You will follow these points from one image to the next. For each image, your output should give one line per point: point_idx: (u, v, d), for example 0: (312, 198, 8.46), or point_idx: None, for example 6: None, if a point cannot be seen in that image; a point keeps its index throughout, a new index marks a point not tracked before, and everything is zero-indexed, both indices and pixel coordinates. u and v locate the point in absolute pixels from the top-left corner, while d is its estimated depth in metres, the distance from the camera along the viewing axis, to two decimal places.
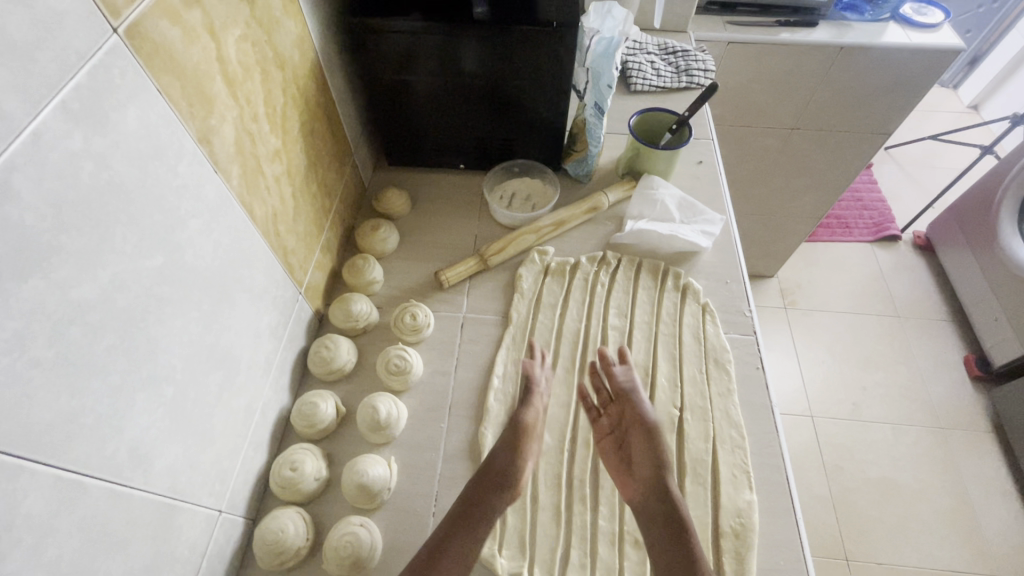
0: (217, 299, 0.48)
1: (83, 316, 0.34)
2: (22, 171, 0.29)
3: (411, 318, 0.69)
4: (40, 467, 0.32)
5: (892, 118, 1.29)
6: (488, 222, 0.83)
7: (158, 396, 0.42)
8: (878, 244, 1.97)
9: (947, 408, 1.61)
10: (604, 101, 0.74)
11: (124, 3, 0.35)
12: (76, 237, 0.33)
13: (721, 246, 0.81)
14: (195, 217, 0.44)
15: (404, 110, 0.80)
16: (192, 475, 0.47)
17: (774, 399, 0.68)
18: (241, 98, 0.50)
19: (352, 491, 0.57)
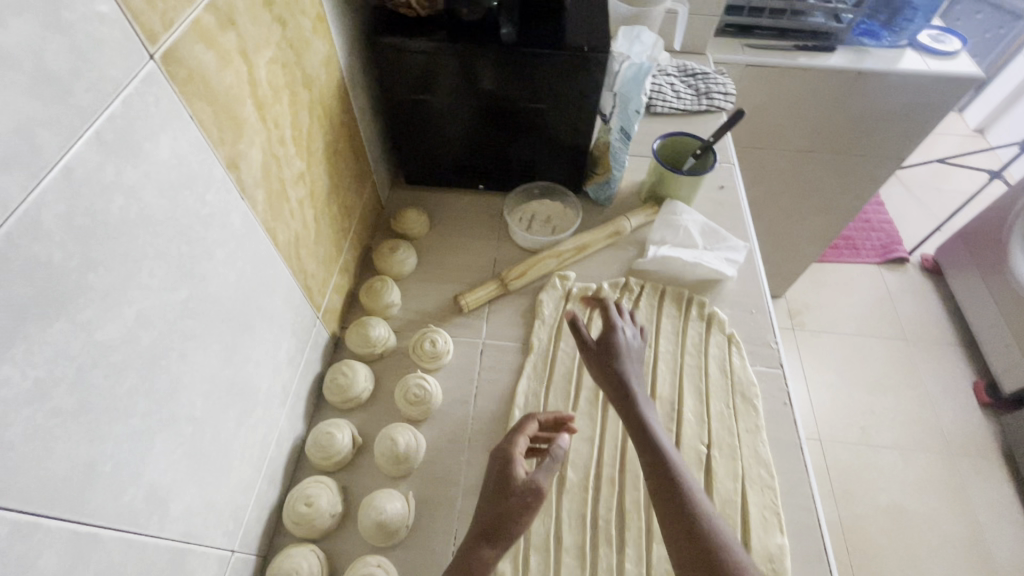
0: (238, 330, 0.46)
1: (107, 358, 0.32)
2: (52, 208, 0.28)
3: (430, 345, 0.67)
4: (56, 523, 0.30)
5: (907, 144, 1.29)
6: (507, 244, 0.82)
7: (177, 436, 0.40)
8: (886, 266, 1.97)
9: (957, 435, 1.60)
10: (633, 126, 0.73)
11: (161, 28, 0.34)
12: (104, 275, 0.31)
13: (745, 274, 0.80)
14: (220, 246, 0.42)
15: (425, 129, 0.79)
16: (208, 516, 0.44)
17: (802, 436, 0.66)
18: (269, 122, 0.48)
19: (369, 529, 0.54)
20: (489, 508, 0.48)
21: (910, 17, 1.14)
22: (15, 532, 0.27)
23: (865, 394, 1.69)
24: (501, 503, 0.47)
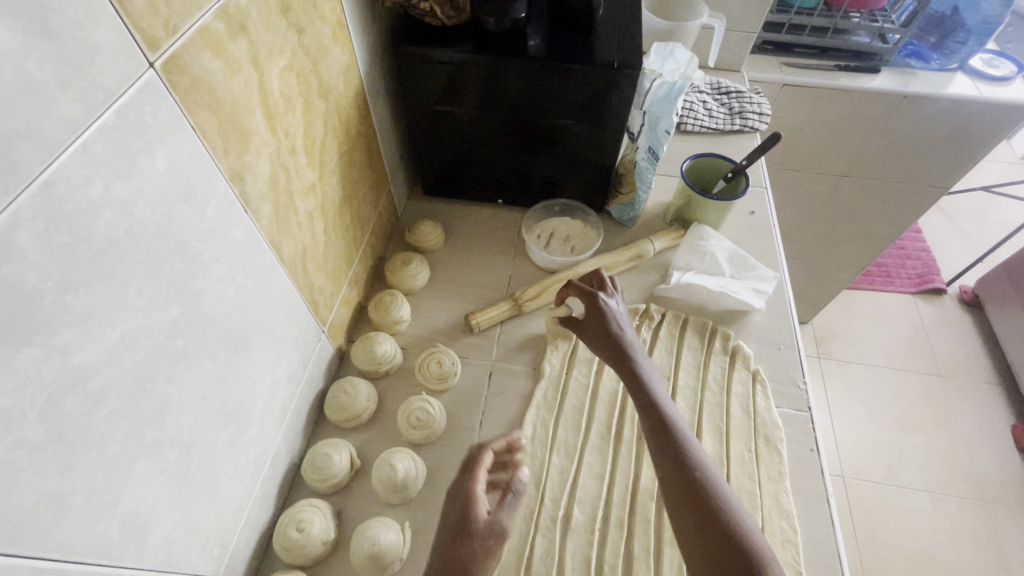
0: (234, 347, 0.44)
1: (85, 383, 0.30)
2: (28, 226, 0.26)
3: (438, 365, 0.64)
4: (16, 561, 0.28)
5: (952, 172, 1.22)
6: (523, 262, 0.79)
7: (161, 461, 0.38)
8: (921, 297, 1.88)
9: (993, 480, 1.50)
10: (660, 146, 0.69)
11: (164, 35, 0.32)
12: (84, 295, 0.29)
13: (774, 307, 0.75)
14: (219, 262, 0.40)
15: (445, 141, 0.76)
16: (191, 542, 0.42)
17: (830, 487, 0.61)
18: (280, 132, 0.46)
19: (361, 560, 0.52)
20: (445, 551, 0.44)
21: (962, 40, 1.09)
22: None
23: (893, 431, 1.61)
24: (462, 551, 0.44)
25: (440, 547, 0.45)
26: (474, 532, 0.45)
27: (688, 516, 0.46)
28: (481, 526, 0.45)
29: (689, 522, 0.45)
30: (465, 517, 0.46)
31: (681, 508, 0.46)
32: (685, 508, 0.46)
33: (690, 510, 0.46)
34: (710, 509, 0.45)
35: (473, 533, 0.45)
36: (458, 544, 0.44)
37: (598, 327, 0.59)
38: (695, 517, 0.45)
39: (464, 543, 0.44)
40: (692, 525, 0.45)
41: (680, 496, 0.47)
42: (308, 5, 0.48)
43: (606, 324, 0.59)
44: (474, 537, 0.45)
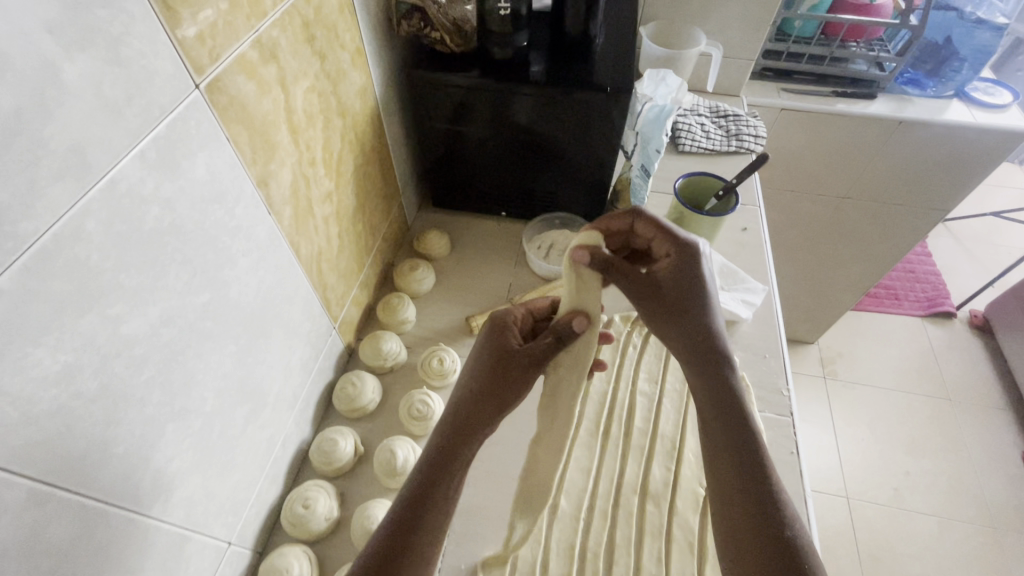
0: (255, 333, 0.50)
1: (129, 350, 0.35)
2: (96, 215, 0.31)
3: (438, 363, 0.69)
4: (67, 497, 0.33)
5: (952, 195, 1.24)
6: (523, 271, 0.84)
7: (187, 427, 0.43)
8: (930, 319, 1.87)
9: (1002, 507, 1.48)
10: (652, 164, 0.73)
11: (208, 61, 0.38)
12: (134, 276, 0.35)
13: (761, 318, 0.79)
14: (244, 256, 0.46)
15: (453, 156, 0.82)
16: (208, 507, 0.47)
17: (809, 489, 0.64)
18: (301, 145, 0.52)
19: (360, 537, 0.56)
20: (441, 445, 0.48)
21: (956, 68, 1.13)
22: (30, 499, 0.30)
23: (900, 454, 1.59)
24: (455, 446, 0.48)
25: (436, 443, 0.48)
26: (479, 408, 0.50)
27: (743, 484, 0.47)
28: (482, 410, 0.50)
29: (740, 488, 0.47)
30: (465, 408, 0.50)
31: (732, 474, 0.48)
32: (734, 475, 0.48)
33: (745, 478, 0.47)
34: (761, 483, 0.47)
35: (471, 426, 0.49)
36: (451, 439, 0.48)
37: (683, 276, 0.55)
38: (747, 488, 0.47)
39: (455, 440, 0.48)
40: (741, 492, 0.47)
41: (735, 462, 0.48)
42: (330, 35, 0.54)
43: (697, 276, 0.54)
44: (469, 429, 0.49)
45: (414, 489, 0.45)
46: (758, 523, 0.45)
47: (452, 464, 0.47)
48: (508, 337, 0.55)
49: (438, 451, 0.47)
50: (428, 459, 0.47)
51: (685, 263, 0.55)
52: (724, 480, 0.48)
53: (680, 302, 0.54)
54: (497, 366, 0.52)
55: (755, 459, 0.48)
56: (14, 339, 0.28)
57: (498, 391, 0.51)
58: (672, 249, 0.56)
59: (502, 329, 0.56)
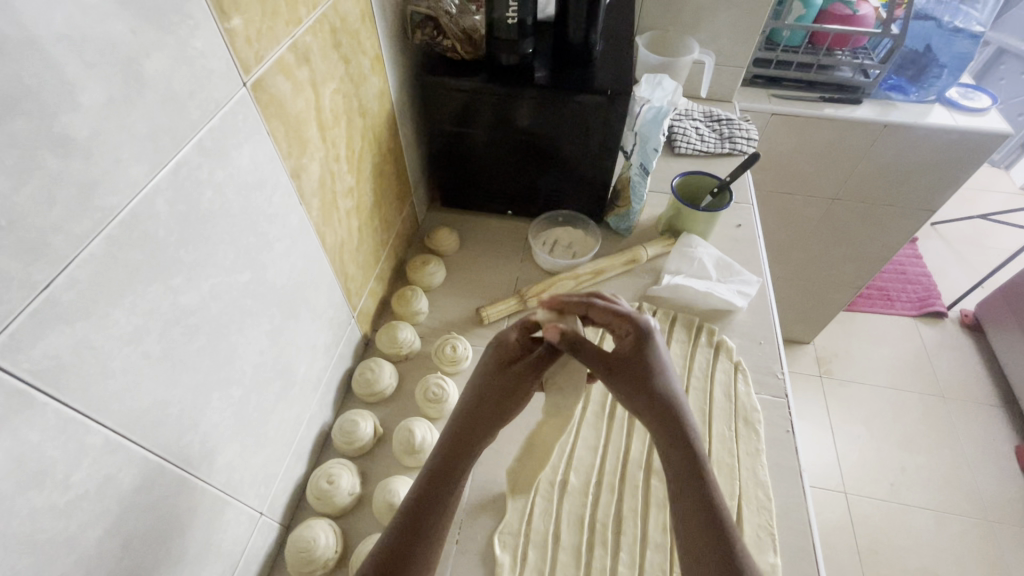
0: (286, 315, 0.54)
1: (185, 319, 0.39)
2: (164, 194, 0.36)
3: (451, 349, 0.73)
4: (132, 448, 0.36)
5: (938, 195, 1.30)
6: (530, 265, 0.88)
7: (229, 396, 0.47)
8: (922, 319, 1.92)
9: (996, 501, 1.51)
10: (650, 162, 0.78)
11: (254, 62, 0.43)
12: (191, 251, 0.39)
13: (756, 307, 0.83)
14: (279, 241, 0.50)
15: (462, 158, 0.87)
16: (243, 475, 0.51)
17: (804, 465, 0.67)
18: (329, 142, 0.57)
19: (382, 509, 0.59)
20: (444, 451, 0.52)
21: (937, 75, 1.18)
22: (106, 445, 0.34)
23: (896, 450, 1.62)
24: (458, 448, 0.52)
25: (439, 449, 0.52)
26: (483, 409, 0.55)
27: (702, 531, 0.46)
28: (484, 415, 0.55)
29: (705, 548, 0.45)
30: (468, 413, 0.55)
31: (693, 521, 0.47)
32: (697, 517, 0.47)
33: (705, 522, 0.46)
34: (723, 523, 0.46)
35: (473, 430, 0.54)
36: (453, 444, 0.53)
37: (638, 351, 0.56)
38: (708, 530, 0.46)
39: (458, 442, 0.53)
40: (700, 538, 0.46)
41: (695, 512, 0.47)
42: (353, 41, 0.59)
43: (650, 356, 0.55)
44: (471, 432, 0.53)
45: (419, 496, 0.49)
46: (715, 570, 0.44)
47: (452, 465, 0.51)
48: (508, 350, 0.60)
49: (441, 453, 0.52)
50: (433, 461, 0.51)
51: (639, 341, 0.56)
52: (686, 522, 0.47)
53: (635, 371, 0.55)
54: (498, 374, 0.58)
55: (711, 503, 0.47)
56: (98, 299, 0.32)
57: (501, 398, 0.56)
58: (631, 329, 0.57)
59: (503, 344, 0.61)
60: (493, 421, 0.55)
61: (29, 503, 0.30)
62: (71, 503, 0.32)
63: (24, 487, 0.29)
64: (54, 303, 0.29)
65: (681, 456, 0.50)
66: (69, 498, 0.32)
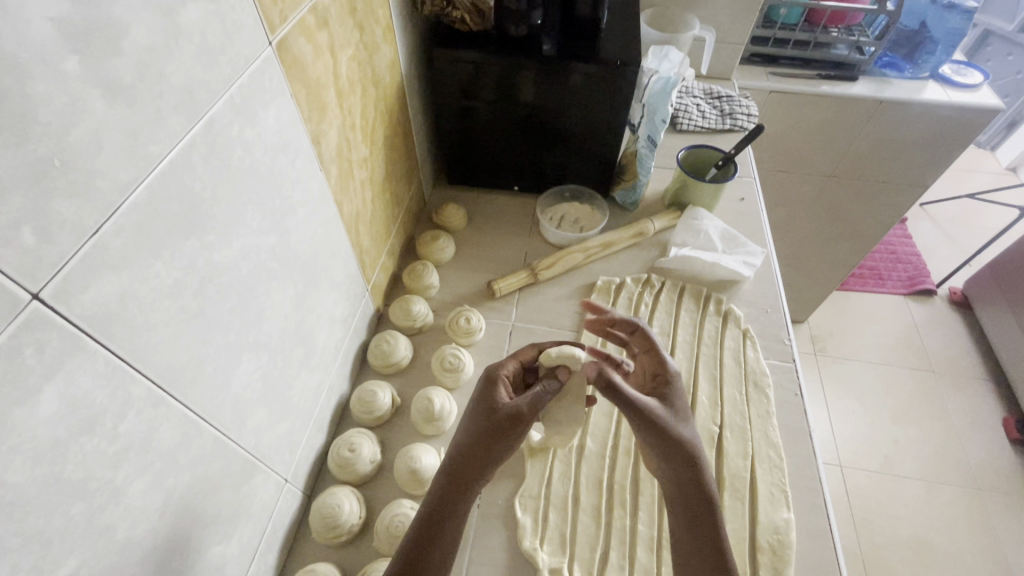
0: (308, 282, 0.54)
1: (219, 277, 0.40)
2: (200, 148, 0.35)
3: (465, 321, 0.73)
4: (173, 403, 0.37)
5: (930, 171, 1.32)
6: (537, 240, 0.88)
7: (257, 359, 0.47)
8: (912, 297, 1.95)
9: (986, 470, 1.53)
10: (658, 134, 0.79)
11: (279, 22, 0.43)
12: (223, 208, 0.39)
13: (761, 277, 0.85)
14: (301, 206, 0.50)
15: (467, 133, 0.87)
16: (270, 441, 0.51)
17: (813, 425, 0.69)
18: (345, 109, 0.57)
19: (404, 475, 0.60)
20: (441, 498, 0.48)
21: (931, 51, 1.19)
22: (149, 398, 0.34)
23: (888, 423, 1.65)
24: (450, 502, 0.47)
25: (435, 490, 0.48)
26: (470, 465, 0.48)
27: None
28: (472, 472, 0.48)
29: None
30: (455, 469, 0.48)
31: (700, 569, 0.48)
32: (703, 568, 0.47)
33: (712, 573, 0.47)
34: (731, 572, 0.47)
35: (461, 486, 0.48)
36: (441, 502, 0.47)
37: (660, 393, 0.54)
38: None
39: (449, 501, 0.47)
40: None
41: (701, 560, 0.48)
42: (367, 8, 0.58)
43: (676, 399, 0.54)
44: (463, 492, 0.48)
45: (434, 507, 0.47)
46: None
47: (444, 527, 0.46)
48: (499, 393, 0.52)
49: (438, 498, 0.48)
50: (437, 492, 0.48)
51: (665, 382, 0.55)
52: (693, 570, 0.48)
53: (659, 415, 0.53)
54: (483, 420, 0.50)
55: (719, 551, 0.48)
56: (142, 250, 0.32)
57: (489, 452, 0.49)
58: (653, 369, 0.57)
59: (494, 383, 0.53)
60: (480, 477, 0.49)
61: (81, 449, 0.30)
62: (119, 453, 0.32)
63: (76, 432, 0.29)
64: (102, 249, 0.29)
65: (692, 507, 0.49)
66: (117, 449, 0.32)
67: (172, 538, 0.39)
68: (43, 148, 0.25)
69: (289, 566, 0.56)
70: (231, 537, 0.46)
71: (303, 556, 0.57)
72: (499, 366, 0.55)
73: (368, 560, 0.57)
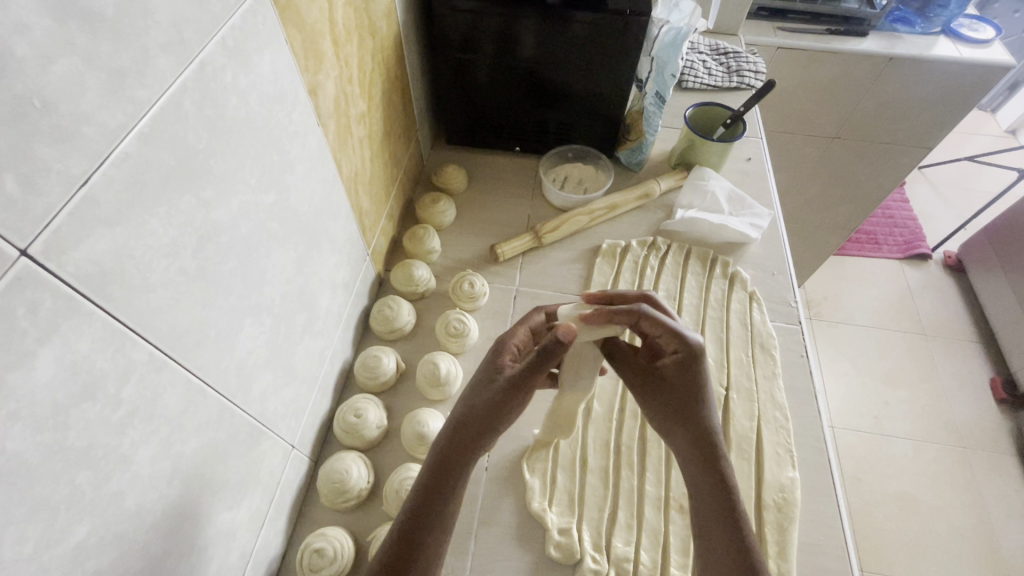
0: (309, 244, 0.52)
1: (218, 237, 0.37)
2: (192, 94, 0.33)
3: (469, 286, 0.72)
4: (176, 367, 0.35)
5: (935, 132, 1.30)
6: (541, 203, 0.86)
7: (261, 324, 0.45)
8: (908, 262, 1.94)
9: (972, 428, 1.55)
10: (666, 90, 0.77)
11: None
12: (220, 161, 0.36)
13: (768, 239, 0.83)
14: (300, 163, 0.48)
15: (466, 90, 0.83)
16: (275, 407, 0.50)
17: (818, 386, 0.70)
18: (342, 60, 0.53)
19: (412, 439, 0.59)
20: (430, 478, 0.46)
21: (943, 5, 1.16)
22: (151, 362, 0.33)
23: (879, 384, 1.65)
24: (450, 468, 0.46)
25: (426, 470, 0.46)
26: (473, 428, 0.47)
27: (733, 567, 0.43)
28: (475, 435, 0.47)
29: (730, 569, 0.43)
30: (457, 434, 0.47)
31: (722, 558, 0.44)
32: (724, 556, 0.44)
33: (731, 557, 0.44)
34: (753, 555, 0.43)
35: (459, 453, 0.47)
36: (443, 470, 0.46)
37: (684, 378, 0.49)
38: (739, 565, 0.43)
39: (451, 470, 0.46)
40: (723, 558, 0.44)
41: (725, 548, 0.44)
42: None
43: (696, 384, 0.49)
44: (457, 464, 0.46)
45: (422, 491, 0.45)
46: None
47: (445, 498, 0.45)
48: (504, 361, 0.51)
49: (436, 470, 0.46)
50: (426, 473, 0.46)
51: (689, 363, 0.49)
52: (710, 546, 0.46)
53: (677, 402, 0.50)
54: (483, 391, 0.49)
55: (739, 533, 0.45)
56: (136, 205, 0.30)
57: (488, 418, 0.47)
58: (674, 351, 0.50)
59: (501, 353, 0.53)
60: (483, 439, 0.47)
61: (83, 417, 0.28)
62: (123, 420, 0.31)
63: (78, 399, 0.28)
64: (93, 203, 0.27)
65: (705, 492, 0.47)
66: (120, 415, 0.31)
67: (181, 504, 0.38)
68: (22, 87, 0.23)
69: (296, 531, 0.56)
70: (239, 502, 0.46)
71: (310, 521, 0.56)
72: (508, 336, 0.54)
73: (376, 524, 0.56)
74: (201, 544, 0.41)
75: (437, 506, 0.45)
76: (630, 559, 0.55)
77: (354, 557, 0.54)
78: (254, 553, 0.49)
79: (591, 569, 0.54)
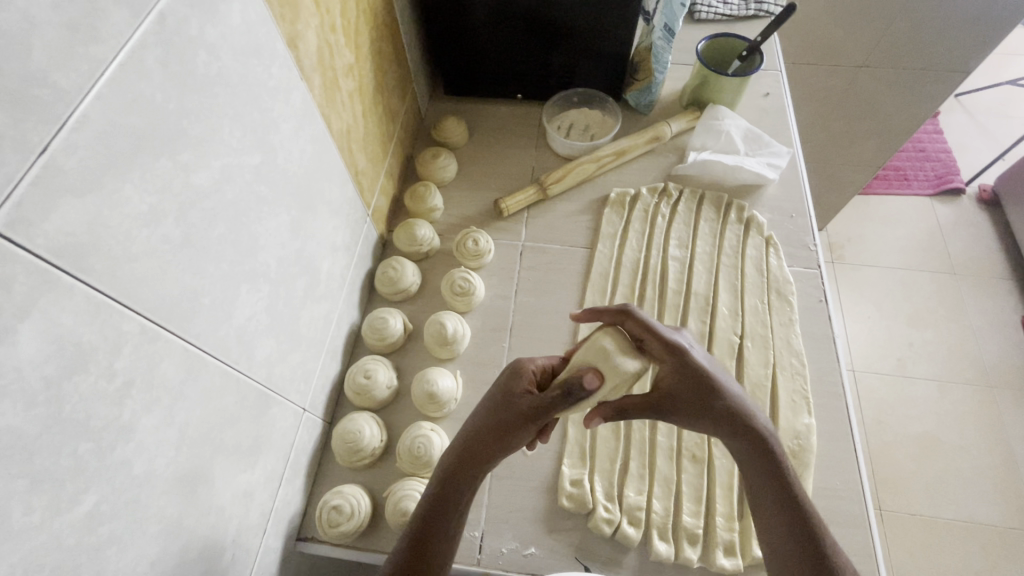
0: (303, 207, 0.51)
1: (202, 203, 0.36)
2: (154, 49, 0.31)
3: (473, 244, 0.70)
4: (172, 337, 0.35)
5: (974, 53, 1.16)
6: (545, 153, 0.83)
7: (257, 290, 0.45)
8: (940, 198, 1.83)
9: (1001, 368, 1.50)
10: (675, 21, 0.71)
11: None
12: (195, 122, 0.35)
13: (787, 180, 0.79)
14: (285, 122, 0.46)
15: (462, 36, 0.78)
16: (282, 372, 0.50)
17: (837, 331, 0.67)
18: (322, 7, 0.50)
19: (422, 398, 0.60)
20: (448, 474, 0.44)
21: None
22: (143, 334, 0.32)
23: (903, 326, 1.59)
24: (456, 479, 0.44)
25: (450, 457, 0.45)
26: (485, 451, 0.44)
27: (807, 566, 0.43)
28: (491, 448, 0.44)
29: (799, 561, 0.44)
30: (461, 458, 0.45)
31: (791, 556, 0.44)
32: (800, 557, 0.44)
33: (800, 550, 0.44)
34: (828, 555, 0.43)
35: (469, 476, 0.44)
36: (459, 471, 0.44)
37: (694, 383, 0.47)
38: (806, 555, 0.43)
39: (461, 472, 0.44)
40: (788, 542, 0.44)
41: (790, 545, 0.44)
42: None
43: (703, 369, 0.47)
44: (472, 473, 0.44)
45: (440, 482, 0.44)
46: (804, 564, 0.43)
47: (451, 507, 0.43)
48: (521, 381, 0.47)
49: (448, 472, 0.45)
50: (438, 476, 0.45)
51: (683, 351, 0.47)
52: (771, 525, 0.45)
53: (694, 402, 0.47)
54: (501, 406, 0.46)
55: (802, 523, 0.45)
56: (108, 172, 0.29)
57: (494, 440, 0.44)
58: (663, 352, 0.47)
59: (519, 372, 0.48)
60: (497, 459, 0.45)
61: (76, 389, 0.28)
62: (121, 390, 0.31)
63: (68, 371, 0.28)
64: (58, 171, 0.26)
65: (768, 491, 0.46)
66: (117, 387, 0.31)
67: (193, 468, 0.38)
68: None
69: (315, 489, 0.58)
70: (255, 464, 0.47)
71: (327, 479, 0.58)
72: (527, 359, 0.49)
73: (391, 481, 0.58)
74: (218, 506, 0.42)
75: (446, 517, 0.43)
76: (642, 507, 0.56)
77: (371, 512, 0.56)
78: (275, 512, 0.51)
79: (604, 518, 0.55)
